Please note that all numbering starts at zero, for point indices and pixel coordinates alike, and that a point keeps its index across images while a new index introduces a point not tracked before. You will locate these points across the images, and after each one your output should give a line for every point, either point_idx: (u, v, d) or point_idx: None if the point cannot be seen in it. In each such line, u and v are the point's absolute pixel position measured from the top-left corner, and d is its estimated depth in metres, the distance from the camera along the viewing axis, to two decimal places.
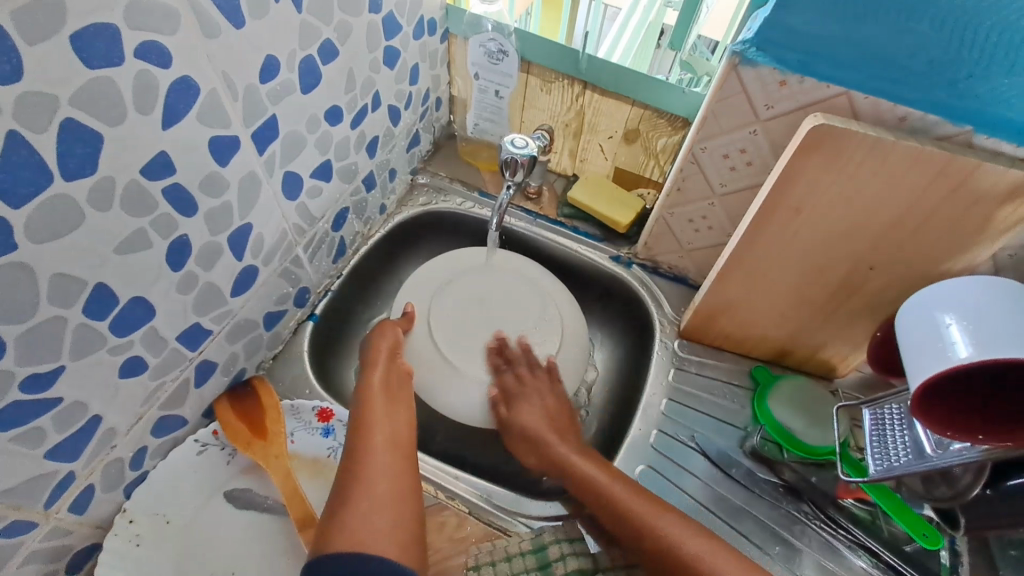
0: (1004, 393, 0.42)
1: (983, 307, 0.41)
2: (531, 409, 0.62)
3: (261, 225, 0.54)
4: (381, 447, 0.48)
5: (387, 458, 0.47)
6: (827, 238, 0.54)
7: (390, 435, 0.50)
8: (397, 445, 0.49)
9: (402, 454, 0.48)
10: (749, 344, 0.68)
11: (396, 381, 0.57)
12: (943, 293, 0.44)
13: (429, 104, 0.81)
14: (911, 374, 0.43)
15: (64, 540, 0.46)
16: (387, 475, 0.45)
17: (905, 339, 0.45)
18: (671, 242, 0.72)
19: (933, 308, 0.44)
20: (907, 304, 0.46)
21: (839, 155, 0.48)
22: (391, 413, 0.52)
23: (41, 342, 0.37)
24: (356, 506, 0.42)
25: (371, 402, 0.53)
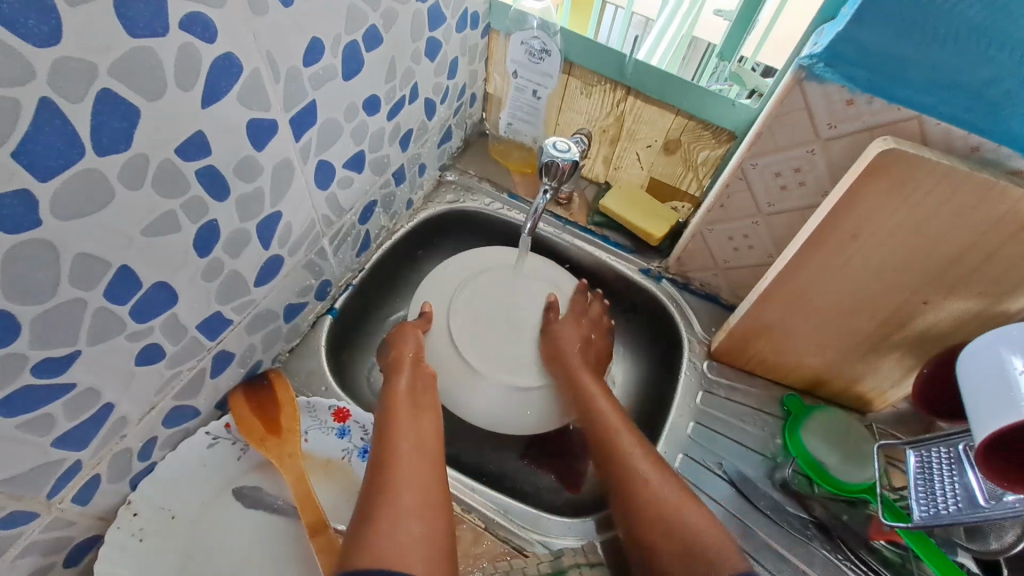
0: None
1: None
2: (578, 330, 0.65)
3: (290, 213, 0.52)
4: (407, 457, 0.45)
5: (416, 467, 0.45)
6: (882, 269, 0.52)
7: (417, 442, 0.47)
8: (425, 454, 0.47)
9: (430, 463, 0.46)
10: (782, 370, 0.65)
11: (421, 387, 0.54)
12: (1014, 337, 0.41)
13: (464, 99, 0.78)
14: (975, 423, 0.41)
15: (65, 531, 0.43)
16: (416, 486, 0.43)
17: (969, 384, 0.43)
18: (707, 259, 0.69)
19: (1002, 352, 0.41)
20: (972, 345, 0.44)
21: (906, 183, 0.46)
22: (416, 421, 0.50)
23: (58, 325, 0.35)
24: (385, 519, 0.40)
25: (394, 410, 0.50)
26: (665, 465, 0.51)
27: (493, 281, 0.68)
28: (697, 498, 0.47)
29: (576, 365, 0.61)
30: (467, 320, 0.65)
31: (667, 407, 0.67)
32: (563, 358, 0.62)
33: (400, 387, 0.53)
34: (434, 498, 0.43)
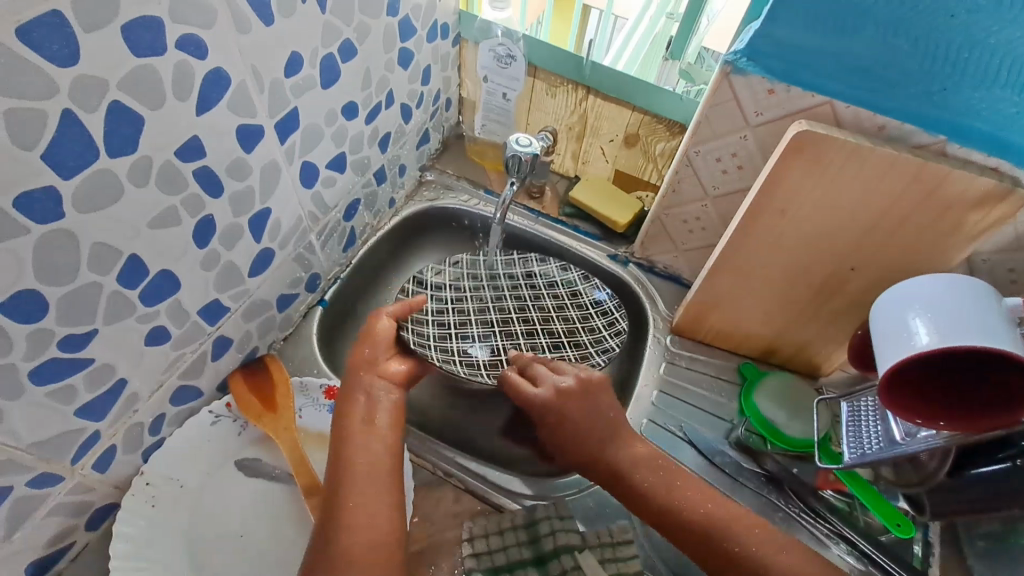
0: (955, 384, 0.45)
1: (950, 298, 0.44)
2: (599, 404, 0.54)
3: (279, 210, 0.58)
4: (366, 467, 0.47)
5: (364, 469, 0.47)
6: (812, 240, 0.57)
7: (374, 445, 0.49)
8: (367, 450, 0.49)
9: (374, 465, 0.48)
10: (738, 341, 0.71)
11: (365, 383, 0.55)
12: (910, 292, 0.47)
13: (440, 104, 0.84)
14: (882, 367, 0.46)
15: (86, 496, 0.49)
16: (367, 493, 0.46)
17: (877, 332, 0.48)
18: (666, 243, 0.75)
19: (902, 304, 0.47)
20: (880, 299, 0.49)
21: (821, 161, 0.52)
22: (372, 413, 0.52)
23: (79, 304, 0.40)
24: (344, 526, 0.43)
25: (349, 411, 0.52)
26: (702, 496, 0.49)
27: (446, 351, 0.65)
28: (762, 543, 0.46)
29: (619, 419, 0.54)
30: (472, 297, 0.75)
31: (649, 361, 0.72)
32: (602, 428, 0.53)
33: (350, 387, 0.54)
34: (381, 493, 0.46)
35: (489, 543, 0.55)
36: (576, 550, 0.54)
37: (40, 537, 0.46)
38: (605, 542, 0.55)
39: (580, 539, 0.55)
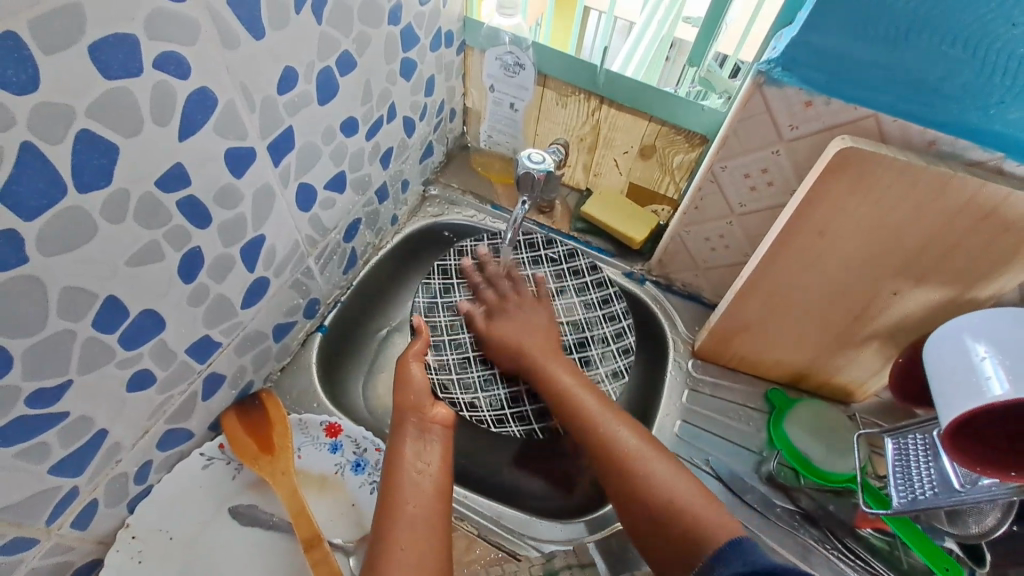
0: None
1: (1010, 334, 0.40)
2: (518, 325, 0.62)
3: (273, 236, 0.53)
4: (409, 514, 0.46)
5: (416, 511, 0.47)
6: (852, 263, 0.53)
7: (418, 488, 0.49)
8: (419, 491, 0.48)
9: (426, 515, 0.47)
10: (765, 366, 0.67)
11: (417, 429, 0.53)
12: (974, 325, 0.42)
13: (444, 115, 0.80)
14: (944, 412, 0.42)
15: (65, 557, 0.44)
16: (420, 538, 0.46)
17: (933, 370, 0.44)
18: (686, 261, 0.71)
19: (966, 339, 0.42)
20: (939, 332, 0.45)
21: (866, 180, 0.47)
22: (420, 453, 0.51)
23: (49, 356, 0.36)
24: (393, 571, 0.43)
25: (399, 454, 0.51)
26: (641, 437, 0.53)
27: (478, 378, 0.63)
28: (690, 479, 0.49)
29: (562, 377, 0.58)
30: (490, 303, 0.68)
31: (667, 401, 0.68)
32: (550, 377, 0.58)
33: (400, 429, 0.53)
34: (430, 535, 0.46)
35: None
36: None
37: None
38: None
39: None
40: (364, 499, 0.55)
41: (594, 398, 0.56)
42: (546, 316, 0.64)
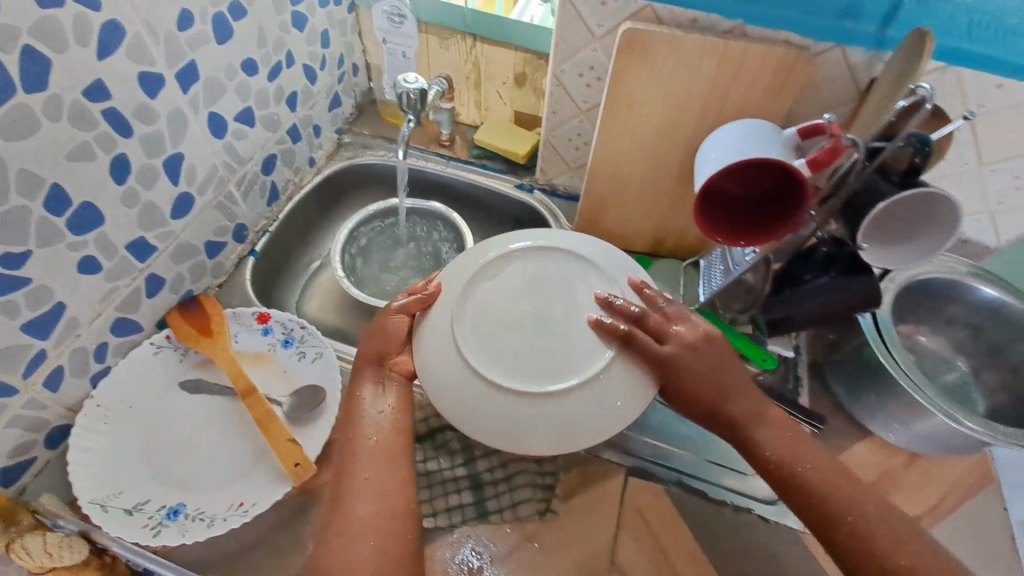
0: (769, 211, 0.51)
1: (740, 133, 0.52)
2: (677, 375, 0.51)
3: (191, 155, 0.65)
4: (359, 484, 0.49)
5: (366, 509, 0.48)
6: (660, 130, 0.67)
7: (376, 446, 0.52)
8: (364, 481, 0.50)
9: (374, 465, 0.50)
10: (629, 238, 0.81)
11: (377, 376, 0.55)
12: (731, 136, 0.53)
13: (345, 68, 0.92)
14: (707, 202, 0.52)
15: (41, 413, 0.55)
16: (367, 505, 0.49)
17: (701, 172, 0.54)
18: (560, 163, 0.86)
19: (722, 145, 0.53)
20: (714, 140, 0.55)
21: (649, 54, 0.61)
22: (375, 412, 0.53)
23: (11, 224, 0.47)
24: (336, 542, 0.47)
25: (355, 410, 0.53)
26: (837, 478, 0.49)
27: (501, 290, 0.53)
28: (894, 513, 0.48)
29: (746, 424, 0.52)
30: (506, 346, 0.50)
31: None
32: (726, 417, 0.52)
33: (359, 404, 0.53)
34: (390, 508, 0.49)
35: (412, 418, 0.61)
36: None
37: (1, 448, 0.52)
38: None
39: None
40: (293, 366, 0.66)
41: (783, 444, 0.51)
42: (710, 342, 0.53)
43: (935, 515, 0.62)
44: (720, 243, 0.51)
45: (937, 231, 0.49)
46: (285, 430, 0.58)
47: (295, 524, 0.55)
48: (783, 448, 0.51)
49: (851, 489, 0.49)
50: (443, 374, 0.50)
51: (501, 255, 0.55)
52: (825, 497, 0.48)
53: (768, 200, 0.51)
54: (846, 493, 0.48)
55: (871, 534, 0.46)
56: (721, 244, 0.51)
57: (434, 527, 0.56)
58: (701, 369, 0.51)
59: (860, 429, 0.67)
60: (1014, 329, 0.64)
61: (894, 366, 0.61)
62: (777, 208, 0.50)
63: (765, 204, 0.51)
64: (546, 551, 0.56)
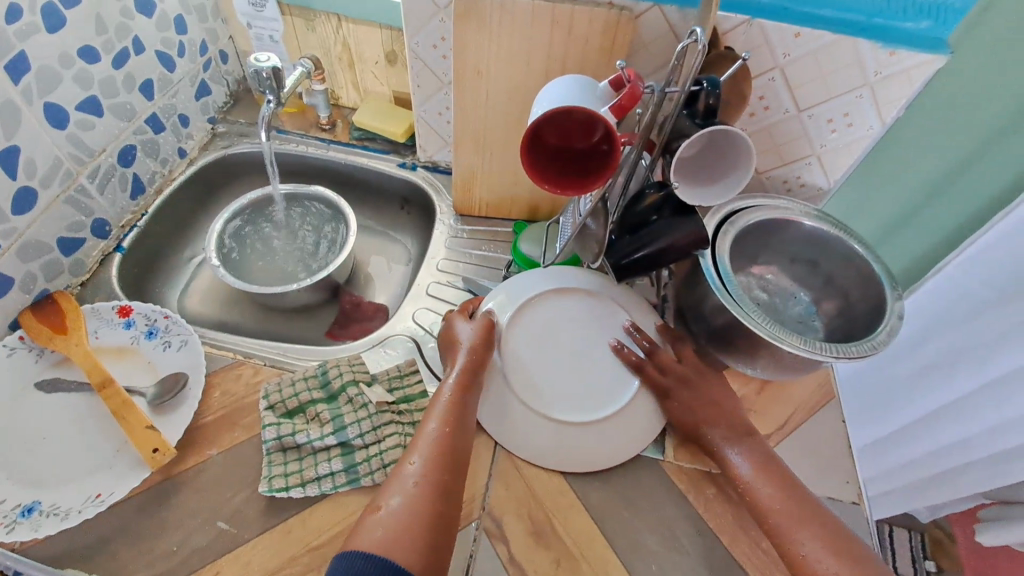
0: (588, 166, 0.54)
1: (562, 86, 0.55)
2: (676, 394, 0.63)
3: (29, 148, 0.63)
4: (424, 477, 0.49)
5: (427, 500, 0.48)
6: (510, 94, 0.69)
7: (450, 449, 0.52)
8: (437, 473, 0.50)
9: (442, 467, 0.50)
10: (507, 205, 0.83)
11: (470, 387, 0.58)
12: (554, 87, 0.55)
13: (211, 55, 0.89)
14: (534, 151, 0.54)
15: None
16: (422, 496, 0.48)
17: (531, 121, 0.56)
18: (436, 139, 0.87)
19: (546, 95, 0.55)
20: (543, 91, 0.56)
21: (484, 20, 0.63)
22: (458, 421, 0.55)
23: None
24: (379, 516, 0.46)
25: (433, 413, 0.55)
26: (796, 496, 0.54)
27: (543, 330, 0.67)
28: (823, 525, 0.52)
29: (723, 440, 0.59)
30: (541, 381, 0.64)
31: (449, 252, 0.84)
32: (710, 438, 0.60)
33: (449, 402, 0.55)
34: (445, 512, 0.48)
35: (281, 394, 0.62)
36: (362, 382, 0.64)
37: None
38: (392, 375, 0.66)
39: (368, 376, 0.65)
40: (158, 356, 0.65)
41: (757, 462, 0.57)
42: (711, 376, 0.64)
43: (781, 433, 0.68)
44: (547, 190, 0.54)
45: (745, 152, 0.51)
46: (144, 418, 0.58)
47: (155, 509, 0.54)
48: (755, 458, 0.57)
49: (810, 506, 0.54)
50: (494, 401, 0.63)
51: (537, 295, 0.68)
52: (776, 513, 0.54)
53: (587, 155, 0.54)
54: (796, 507, 0.53)
55: (778, 508, 0.54)
56: (546, 190, 0.53)
57: (307, 496, 0.56)
58: (702, 394, 0.62)
59: (718, 364, 0.72)
60: (840, 259, 0.71)
61: (733, 305, 0.63)
62: (593, 164, 0.54)
63: (585, 159, 0.55)
64: None
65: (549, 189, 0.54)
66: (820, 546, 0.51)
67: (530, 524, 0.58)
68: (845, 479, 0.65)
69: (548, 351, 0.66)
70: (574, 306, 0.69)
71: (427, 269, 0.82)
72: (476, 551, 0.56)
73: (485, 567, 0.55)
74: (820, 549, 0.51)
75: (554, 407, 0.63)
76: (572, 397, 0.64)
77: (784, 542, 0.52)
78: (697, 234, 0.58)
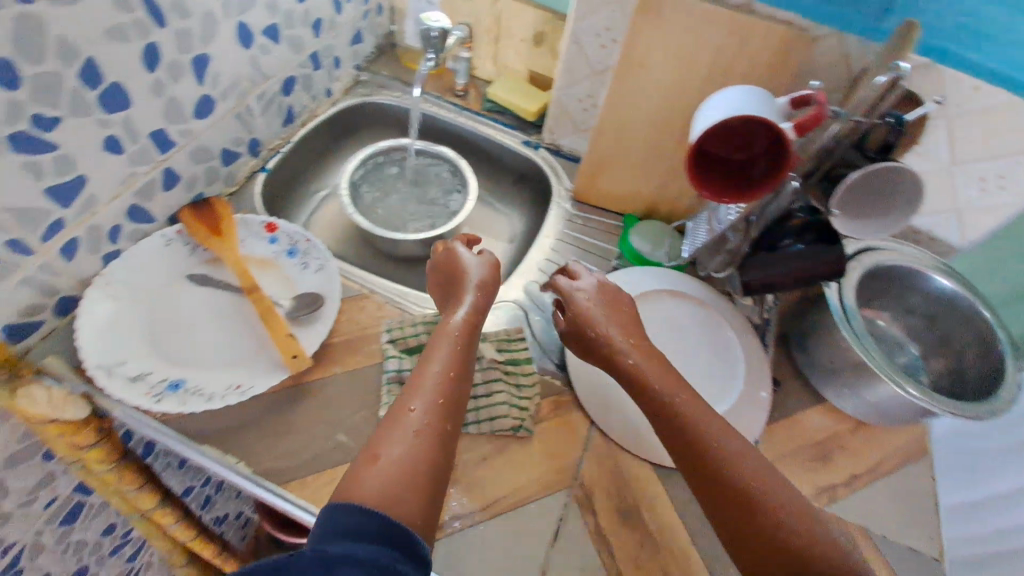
0: (748, 177, 0.57)
1: (732, 95, 0.57)
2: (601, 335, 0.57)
3: (217, 60, 0.67)
4: (416, 428, 0.44)
5: (425, 449, 0.43)
6: (667, 91, 0.71)
7: (446, 393, 0.47)
8: (438, 422, 0.45)
9: (437, 419, 0.45)
10: (626, 200, 0.85)
11: (467, 338, 0.53)
12: (724, 97, 0.57)
13: (371, 6, 0.93)
14: (696, 159, 0.57)
15: (54, 280, 0.58)
16: (414, 449, 0.43)
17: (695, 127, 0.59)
18: (568, 123, 0.89)
19: (716, 103, 0.57)
20: (709, 99, 0.59)
21: (665, 16, 0.65)
22: (452, 364, 0.50)
23: (45, 88, 0.49)
24: (367, 471, 0.41)
25: (427, 362, 0.50)
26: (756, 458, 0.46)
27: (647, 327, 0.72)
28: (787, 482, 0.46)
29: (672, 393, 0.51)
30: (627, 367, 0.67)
31: (561, 235, 0.86)
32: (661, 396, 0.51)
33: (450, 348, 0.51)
34: (440, 465, 0.43)
35: (404, 331, 0.66)
36: None
37: (13, 305, 0.55)
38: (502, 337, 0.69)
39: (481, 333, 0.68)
40: (296, 274, 0.70)
41: (716, 419, 0.49)
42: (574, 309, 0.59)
43: (871, 475, 0.68)
44: (706, 197, 0.56)
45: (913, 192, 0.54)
46: (285, 327, 0.62)
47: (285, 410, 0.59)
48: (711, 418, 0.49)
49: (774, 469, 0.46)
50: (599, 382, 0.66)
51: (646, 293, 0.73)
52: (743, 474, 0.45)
53: (747, 167, 0.57)
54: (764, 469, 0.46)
55: (744, 468, 0.45)
56: (705, 197, 0.56)
57: None
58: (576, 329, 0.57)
59: (814, 395, 0.73)
60: (962, 319, 0.70)
61: (850, 332, 0.65)
62: (754, 175, 0.56)
63: (746, 171, 0.57)
64: (513, 460, 0.61)
65: (706, 196, 0.57)
66: (791, 507, 0.44)
67: (619, 504, 0.60)
68: (929, 534, 0.65)
69: (650, 345, 0.70)
70: (661, 310, 0.73)
71: (537, 245, 0.85)
72: (567, 514, 0.58)
73: (571, 532, 0.58)
74: (800, 515, 0.43)
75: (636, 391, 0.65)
76: None
77: (767, 522, 0.43)
78: (835, 265, 0.60)
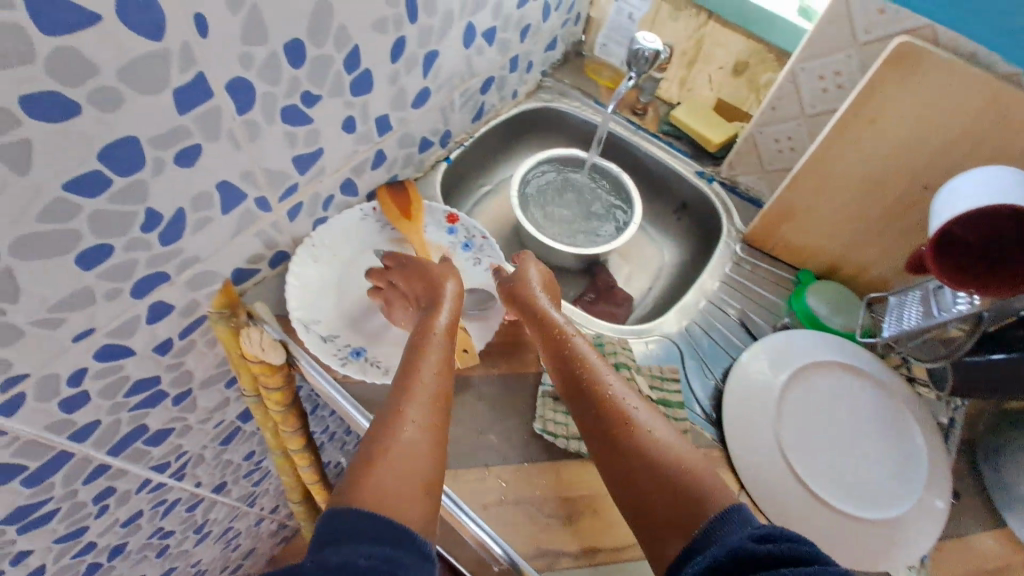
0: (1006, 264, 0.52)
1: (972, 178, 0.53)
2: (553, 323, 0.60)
3: (442, 55, 0.70)
4: (414, 426, 0.47)
5: (425, 449, 0.46)
6: (893, 150, 0.65)
7: (432, 389, 0.50)
8: (431, 419, 0.49)
9: (429, 421, 0.48)
10: (805, 255, 0.79)
11: (421, 336, 0.55)
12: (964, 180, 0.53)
13: (571, 15, 0.94)
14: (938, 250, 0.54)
15: (276, 237, 0.64)
16: (411, 447, 0.46)
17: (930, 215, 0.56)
18: (754, 162, 0.85)
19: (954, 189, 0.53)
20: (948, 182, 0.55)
21: (918, 71, 0.60)
22: (422, 361, 0.52)
23: (319, 69, 0.54)
24: (376, 471, 0.44)
25: (419, 364, 0.52)
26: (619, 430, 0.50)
27: (815, 398, 0.66)
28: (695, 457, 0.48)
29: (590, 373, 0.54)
30: (792, 434, 0.63)
31: (726, 278, 0.81)
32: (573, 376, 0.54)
33: (437, 346, 0.54)
34: (434, 466, 0.46)
35: None
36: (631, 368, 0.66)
37: (245, 253, 0.61)
38: (655, 374, 0.68)
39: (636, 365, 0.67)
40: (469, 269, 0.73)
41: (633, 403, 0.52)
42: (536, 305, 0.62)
43: None
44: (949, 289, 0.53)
45: None
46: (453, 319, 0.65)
47: None
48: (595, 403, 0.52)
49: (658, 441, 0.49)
50: (759, 446, 0.62)
51: (818, 361, 0.68)
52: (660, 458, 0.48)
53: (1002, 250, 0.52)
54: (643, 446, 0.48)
55: (664, 451, 0.48)
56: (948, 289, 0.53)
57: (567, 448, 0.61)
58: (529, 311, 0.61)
59: (998, 518, 0.64)
60: None
61: None
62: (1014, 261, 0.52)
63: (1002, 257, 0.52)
64: None
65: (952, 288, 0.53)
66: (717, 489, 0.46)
67: None
68: None
69: (818, 421, 0.64)
70: (834, 382, 0.67)
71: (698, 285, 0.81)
72: None
73: None
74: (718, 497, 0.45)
75: (799, 464, 0.61)
76: (833, 480, 0.61)
77: (691, 503, 0.45)
78: None
